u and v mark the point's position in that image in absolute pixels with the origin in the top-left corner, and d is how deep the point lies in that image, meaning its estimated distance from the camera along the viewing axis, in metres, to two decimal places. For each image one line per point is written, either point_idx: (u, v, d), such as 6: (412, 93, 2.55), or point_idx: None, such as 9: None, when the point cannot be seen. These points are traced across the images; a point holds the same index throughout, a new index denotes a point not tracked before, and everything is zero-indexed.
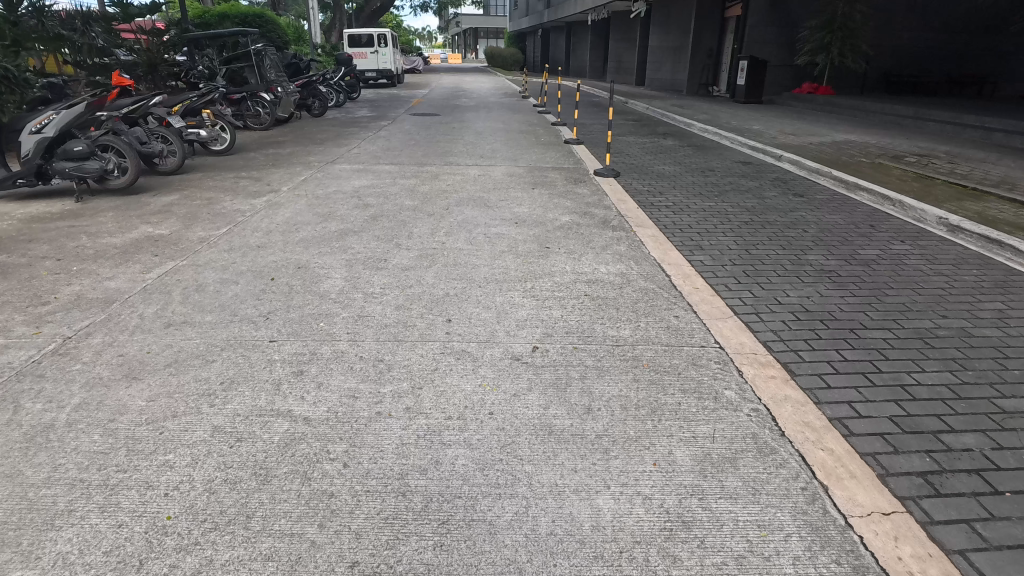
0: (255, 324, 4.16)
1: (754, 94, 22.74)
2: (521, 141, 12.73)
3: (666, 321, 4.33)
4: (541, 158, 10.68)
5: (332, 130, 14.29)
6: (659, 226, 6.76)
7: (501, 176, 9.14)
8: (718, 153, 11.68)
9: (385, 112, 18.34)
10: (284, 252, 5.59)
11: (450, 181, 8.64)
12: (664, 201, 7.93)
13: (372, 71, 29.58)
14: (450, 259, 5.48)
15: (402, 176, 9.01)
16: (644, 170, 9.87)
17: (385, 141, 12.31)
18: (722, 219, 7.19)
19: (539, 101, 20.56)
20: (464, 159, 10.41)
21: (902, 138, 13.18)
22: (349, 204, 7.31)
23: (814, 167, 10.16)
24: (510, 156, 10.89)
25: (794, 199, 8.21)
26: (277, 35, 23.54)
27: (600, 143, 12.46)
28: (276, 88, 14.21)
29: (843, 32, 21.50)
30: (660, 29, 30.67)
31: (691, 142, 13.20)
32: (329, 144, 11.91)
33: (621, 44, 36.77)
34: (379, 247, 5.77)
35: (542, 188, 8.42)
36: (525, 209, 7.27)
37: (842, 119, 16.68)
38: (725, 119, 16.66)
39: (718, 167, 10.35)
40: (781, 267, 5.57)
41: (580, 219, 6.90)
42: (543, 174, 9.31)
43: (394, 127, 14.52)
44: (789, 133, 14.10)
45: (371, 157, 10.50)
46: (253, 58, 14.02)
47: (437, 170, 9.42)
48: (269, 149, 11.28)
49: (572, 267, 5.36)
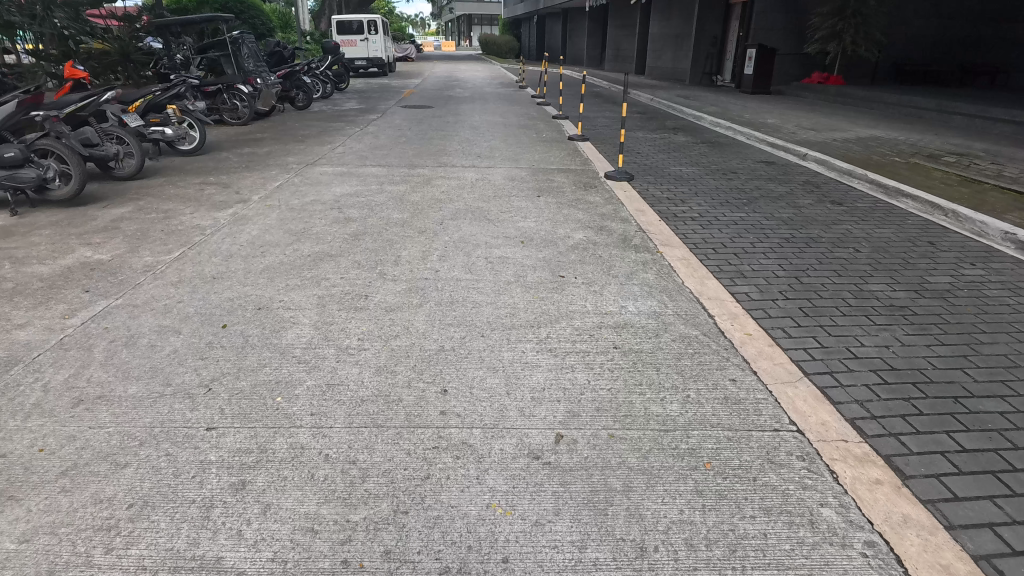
0: (192, 402, 3.20)
1: (762, 84, 21.72)
2: (522, 137, 11.71)
3: (722, 390, 3.39)
4: (545, 158, 9.69)
5: (316, 124, 13.22)
6: (687, 245, 5.83)
7: (502, 180, 8.18)
8: (737, 151, 10.72)
9: (375, 104, 17.23)
10: (244, 286, 4.63)
11: (445, 187, 7.68)
12: (687, 211, 7.00)
13: (362, 59, 28.34)
14: (445, 292, 4.55)
15: (390, 180, 8.04)
16: (659, 173, 8.91)
17: (374, 138, 11.27)
18: (758, 234, 6.25)
19: (539, 91, 19.49)
20: (460, 159, 9.42)
21: (931, 134, 12.24)
22: (328, 218, 6.35)
23: (845, 168, 9.23)
24: (511, 155, 9.91)
25: (834, 207, 7.27)
26: (260, 21, 22.28)
27: (608, 140, 11.47)
28: (254, 80, 13.13)
29: (857, 19, 20.46)
30: (662, 16, 29.52)
31: (705, 138, 12.21)
32: (312, 142, 10.87)
33: (620, 30, 35.55)
34: (360, 277, 4.80)
35: (547, 195, 7.48)
36: (531, 223, 6.30)
37: (860, 112, 15.71)
38: (737, 112, 15.66)
39: (740, 168, 9.41)
40: (843, 302, 4.64)
41: (596, 236, 5.94)
42: (548, 178, 8.34)
43: (384, 121, 13.47)
44: (808, 127, 13.13)
45: (357, 158, 9.48)
46: (230, 48, 12.91)
47: (430, 173, 8.45)
48: (245, 148, 10.24)
49: (595, 305, 4.41)
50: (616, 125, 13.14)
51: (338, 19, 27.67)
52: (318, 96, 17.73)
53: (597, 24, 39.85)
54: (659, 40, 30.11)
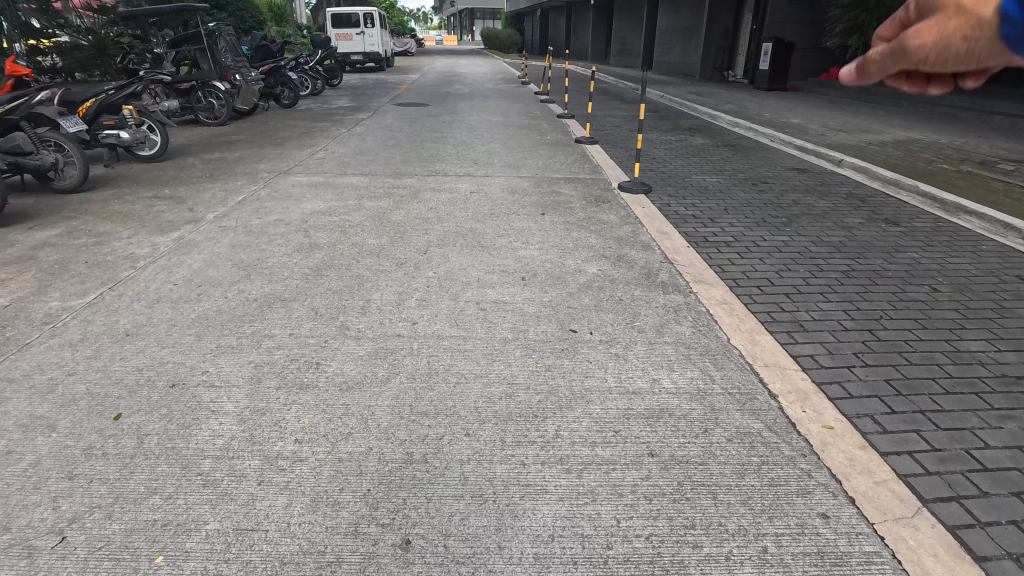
0: (29, 565, 2.15)
1: (779, 81, 20.58)
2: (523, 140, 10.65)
3: (812, 538, 2.32)
4: (549, 165, 8.62)
5: (300, 124, 12.14)
6: (725, 281, 4.76)
7: (500, 192, 7.12)
8: (764, 156, 9.65)
9: (367, 101, 16.16)
10: (163, 347, 3.58)
11: (435, 202, 6.63)
12: (719, 233, 5.94)
13: (358, 54, 27.19)
14: (422, 356, 3.50)
15: (373, 192, 7.00)
16: (680, 183, 7.83)
17: (360, 141, 10.22)
18: (809, 264, 5.19)
19: (542, 88, 18.41)
20: (455, 167, 8.36)
21: (974, 136, 11.15)
22: (291, 244, 5.31)
23: (890, 177, 8.15)
24: (512, 161, 8.84)
25: (890, 229, 6.19)
26: (252, 11, 21.17)
27: (618, 144, 10.40)
28: (232, 76, 12.07)
29: (881, 11, 19.31)
30: (672, 8, 28.32)
31: (725, 140, 11.11)
32: (291, 145, 9.82)
33: (626, 24, 34.34)
34: (314, 333, 3.76)
35: (553, 211, 6.43)
36: (533, 250, 5.24)
37: (889, 111, 14.61)
38: (756, 111, 14.56)
39: (769, 176, 8.35)
40: (940, 371, 3.58)
41: (613, 269, 4.88)
42: (554, 189, 7.28)
43: (374, 121, 12.39)
44: (837, 128, 12.02)
45: (338, 165, 8.42)
46: (206, 41, 11.82)
47: (419, 184, 7.39)
48: (215, 154, 9.21)
49: (618, 378, 3.34)
50: (627, 125, 12.07)
51: (333, 11, 26.50)
52: (306, 93, 16.63)
53: (603, 17, 38.64)
54: (668, 33, 28.93)
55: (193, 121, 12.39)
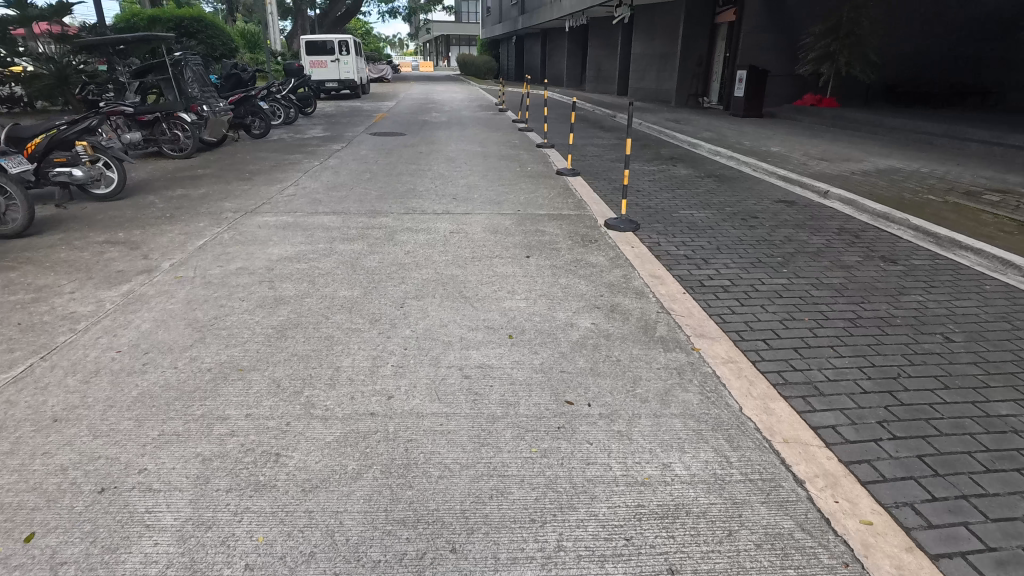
0: None
1: (755, 107, 20.77)
2: (504, 172, 10.34)
3: None
4: (532, 201, 8.29)
5: (270, 156, 11.68)
6: (728, 334, 4.41)
7: (481, 231, 6.74)
8: (749, 188, 9.46)
9: (342, 130, 15.78)
10: (94, 438, 3.06)
11: (412, 245, 6.22)
12: (715, 276, 5.62)
13: (334, 81, 26.86)
14: (398, 441, 3.06)
15: (346, 234, 6.57)
16: (667, 218, 7.55)
17: (334, 174, 9.80)
18: (814, 312, 4.87)
19: (520, 115, 18.26)
20: (433, 203, 7.97)
21: (952, 164, 11.19)
22: (254, 297, 4.85)
23: (879, 210, 7.99)
24: (492, 196, 8.49)
25: (889, 269, 5.95)
26: (224, 38, 20.73)
27: (601, 176, 10.16)
28: (199, 107, 11.57)
29: (851, 40, 19.69)
30: (646, 36, 28.68)
31: (708, 170, 10.96)
32: (260, 180, 9.34)
33: (601, 51, 34.70)
34: (275, 414, 3.28)
35: (538, 253, 6.07)
36: (519, 301, 4.85)
37: (865, 137, 14.71)
38: (735, 139, 14.54)
39: (758, 209, 8.13)
40: (975, 444, 3.24)
41: (607, 322, 4.51)
42: (538, 228, 6.94)
43: (349, 152, 11.99)
44: (818, 157, 11.98)
45: (309, 203, 7.97)
46: (171, 71, 11.35)
47: (395, 223, 6.98)
48: (178, 191, 8.71)
49: (623, 465, 2.93)
50: (608, 155, 11.86)
51: (307, 39, 26.20)
52: (278, 122, 16.18)
53: (578, 44, 39.10)
54: (643, 60, 29.24)
55: (157, 154, 11.83)
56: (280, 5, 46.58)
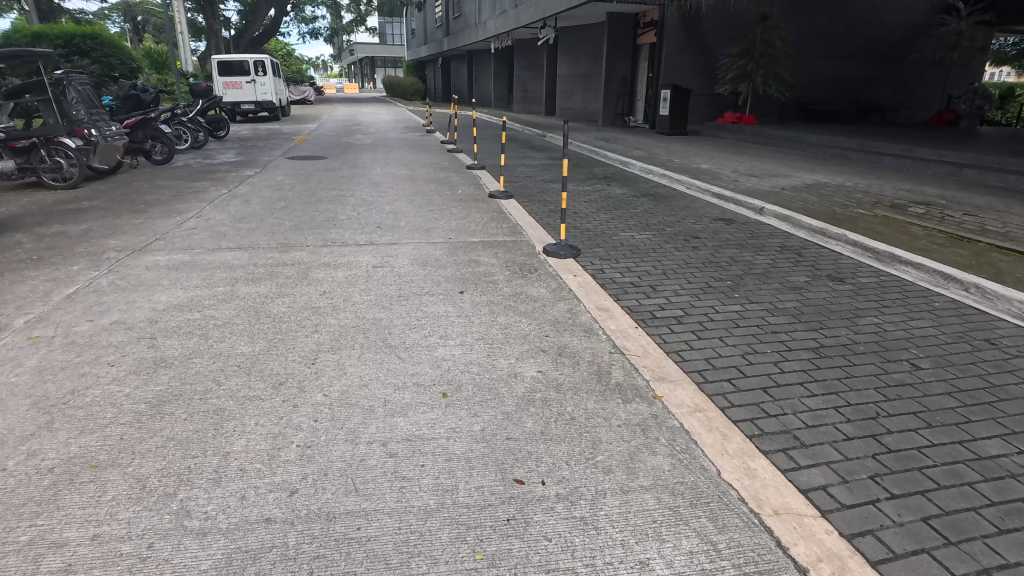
0: None
1: (680, 125, 21.19)
2: (433, 196, 9.70)
3: None
4: (464, 227, 7.68)
5: (172, 184, 10.54)
6: (690, 375, 3.93)
7: (409, 264, 6.06)
8: (686, 207, 9.26)
9: (256, 155, 14.70)
10: None
11: (328, 283, 5.46)
12: (665, 305, 5.20)
13: (250, 102, 25.52)
14: (300, 561, 2.33)
15: (252, 272, 5.73)
16: (608, 242, 7.13)
17: (243, 203, 8.85)
18: (773, 343, 4.50)
19: (449, 136, 17.74)
20: (356, 233, 7.23)
21: (872, 177, 11.51)
22: (127, 360, 3.96)
23: (816, 225, 7.91)
24: (420, 223, 7.84)
25: (839, 289, 5.73)
26: (124, 56, 19.05)
27: (535, 198, 9.72)
28: (84, 131, 10.24)
29: (765, 60, 20.48)
30: (571, 56, 29.00)
31: (642, 189, 10.76)
32: (155, 212, 8.27)
33: (527, 72, 34.86)
34: (134, 533, 2.47)
35: (473, 287, 5.46)
36: (454, 347, 4.21)
37: (786, 153, 15.12)
38: (665, 156, 14.57)
39: (697, 229, 7.89)
40: (978, 497, 2.85)
41: (556, 369, 3.94)
42: (471, 257, 6.34)
43: (262, 178, 11.02)
44: (747, 173, 12.08)
45: (211, 237, 7.04)
46: (50, 91, 10.01)
47: (310, 259, 6.19)
48: (53, 227, 7.52)
49: (591, 569, 2.33)
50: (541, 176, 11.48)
51: (219, 59, 24.71)
52: (185, 145, 14.85)
53: (504, 65, 39.24)
54: (568, 80, 29.52)
55: (36, 184, 10.39)
56: (191, 25, 44.31)
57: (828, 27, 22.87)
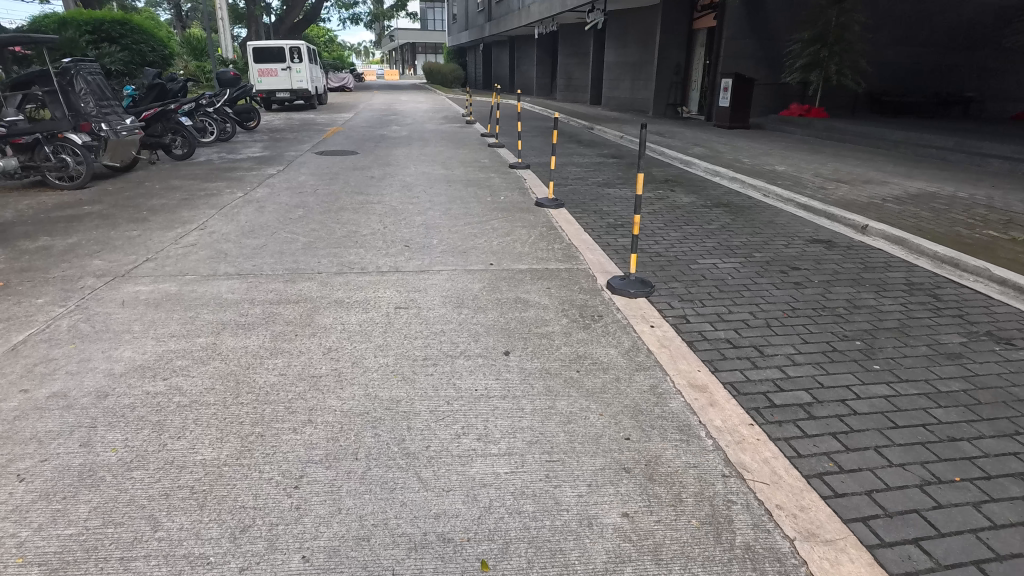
0: None
1: (741, 118, 19.43)
2: (470, 204, 8.48)
3: None
4: (508, 247, 6.41)
5: (187, 184, 9.60)
6: (854, 530, 2.60)
7: (441, 305, 4.83)
8: (771, 222, 7.79)
9: (283, 149, 13.73)
10: None
11: (336, 335, 4.27)
12: (780, 381, 3.85)
13: (285, 91, 24.62)
14: None
15: (247, 314, 4.61)
16: (685, 274, 5.77)
17: (256, 212, 7.77)
18: (956, 460, 3.11)
19: (489, 129, 16.48)
20: (380, 256, 6.05)
21: (987, 186, 9.74)
22: (45, 470, 2.84)
23: (943, 254, 6.38)
24: (456, 241, 6.60)
25: (1012, 357, 4.26)
26: (156, 43, 18.18)
27: (589, 207, 8.40)
28: (91, 125, 9.29)
29: (841, 46, 18.48)
30: (620, 42, 27.28)
31: (712, 197, 9.31)
32: (156, 223, 7.25)
33: (572, 59, 33.14)
34: None
35: (520, 344, 4.20)
36: (498, 458, 2.97)
37: (871, 153, 13.33)
38: (731, 155, 13.00)
39: (792, 255, 6.44)
40: None
41: (649, 511, 2.66)
42: (518, 296, 5.08)
43: (284, 178, 10.00)
44: (832, 178, 10.45)
45: (209, 258, 5.95)
46: (57, 82, 9.13)
47: (321, 294, 5.03)
48: (39, 240, 6.57)
49: None
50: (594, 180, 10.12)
51: (255, 45, 23.92)
52: (210, 138, 13.89)
53: (547, 52, 37.64)
54: (616, 68, 27.82)
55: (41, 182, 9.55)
56: (233, 11, 43.92)
57: (911, 10, 20.56)
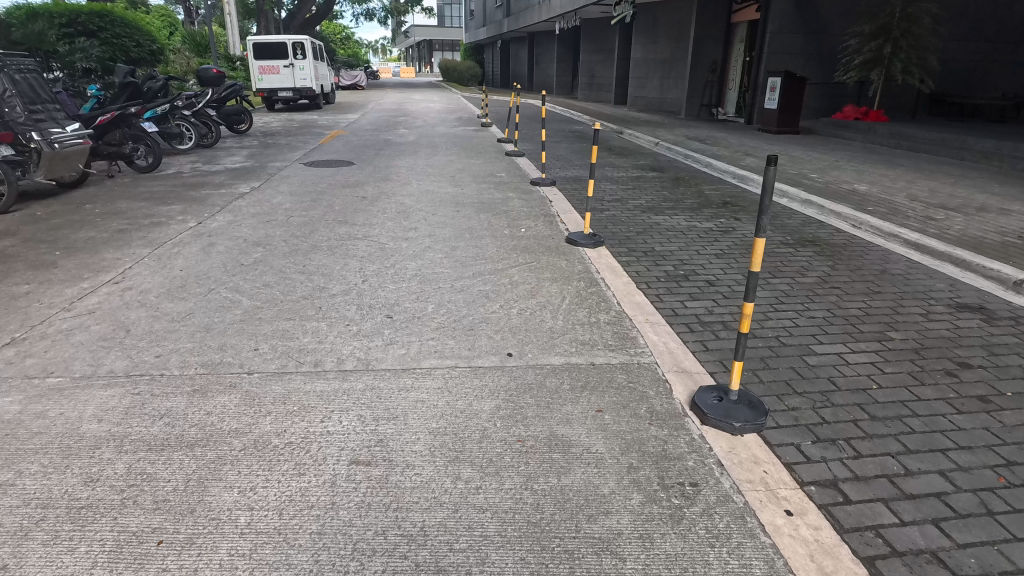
0: None
1: (790, 122, 17.31)
2: (481, 239, 6.58)
3: None
4: (533, 320, 4.49)
5: (134, 206, 7.80)
6: None
7: (423, 458, 2.92)
8: (885, 276, 5.79)
9: (269, 158, 11.93)
10: None
11: (228, 547, 2.37)
12: None
13: (288, 89, 22.85)
14: None
15: (96, 481, 2.74)
16: (805, 378, 3.79)
17: (201, 253, 5.92)
18: None
19: (507, 136, 14.57)
20: (346, 338, 4.16)
21: None
22: None
23: None
24: (460, 308, 4.69)
25: None
26: (141, 37, 16.36)
27: (638, 246, 6.47)
28: (10, 135, 7.56)
29: (908, 39, 16.25)
30: (650, 38, 25.22)
31: (792, 231, 7.29)
32: (62, 271, 5.45)
33: (595, 56, 31.08)
34: None
35: (562, 575, 2.28)
36: None
37: (963, 167, 11.16)
38: (794, 170, 10.95)
39: (946, 339, 4.44)
40: None
41: None
42: (550, 432, 3.14)
43: (258, 198, 8.21)
44: (935, 203, 8.38)
45: (98, 340, 4.10)
46: None
47: (234, 428, 3.15)
48: None
49: None
50: (636, 206, 8.16)
51: (256, 40, 22.18)
52: (188, 145, 12.17)
53: (568, 48, 35.62)
54: (644, 65, 25.77)
55: None
56: (243, 5, 42.29)
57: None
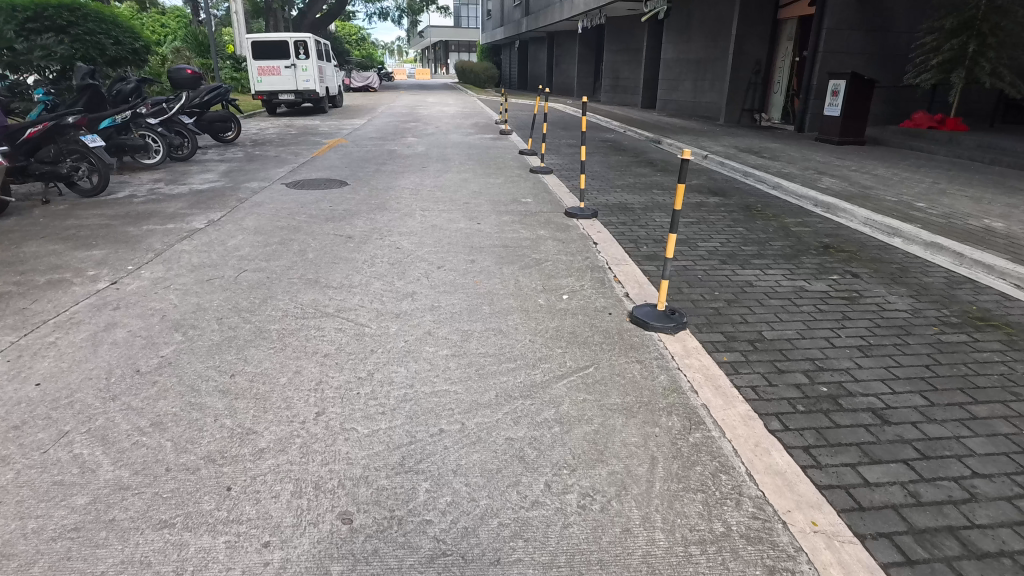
0: None
1: (854, 130, 15.03)
2: (506, 315, 4.52)
3: None
4: (613, 537, 2.42)
5: (41, 251, 5.85)
6: None
7: None
8: None
9: (248, 176, 9.98)
10: None
11: None
12: None
13: (289, 92, 21.06)
14: None
15: None
16: None
17: (87, 344, 3.93)
18: None
19: (529, 148, 12.54)
20: None
21: None
22: None
23: None
24: (473, 492, 2.65)
25: None
26: (122, 34, 14.58)
27: (737, 331, 4.39)
28: None
29: (997, 38, 13.87)
30: (685, 35, 23.01)
31: (945, 301, 5.15)
32: None
33: (622, 56, 28.89)
34: None
35: None
36: None
37: None
38: (891, 196, 8.76)
39: None
40: None
41: None
42: None
43: (209, 239, 6.25)
44: None
45: None
46: None
47: None
48: None
49: None
50: (711, 256, 6.07)
51: (254, 38, 20.32)
52: (156, 160, 10.34)
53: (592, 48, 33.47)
54: (678, 66, 23.56)
55: None
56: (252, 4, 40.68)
57: None
